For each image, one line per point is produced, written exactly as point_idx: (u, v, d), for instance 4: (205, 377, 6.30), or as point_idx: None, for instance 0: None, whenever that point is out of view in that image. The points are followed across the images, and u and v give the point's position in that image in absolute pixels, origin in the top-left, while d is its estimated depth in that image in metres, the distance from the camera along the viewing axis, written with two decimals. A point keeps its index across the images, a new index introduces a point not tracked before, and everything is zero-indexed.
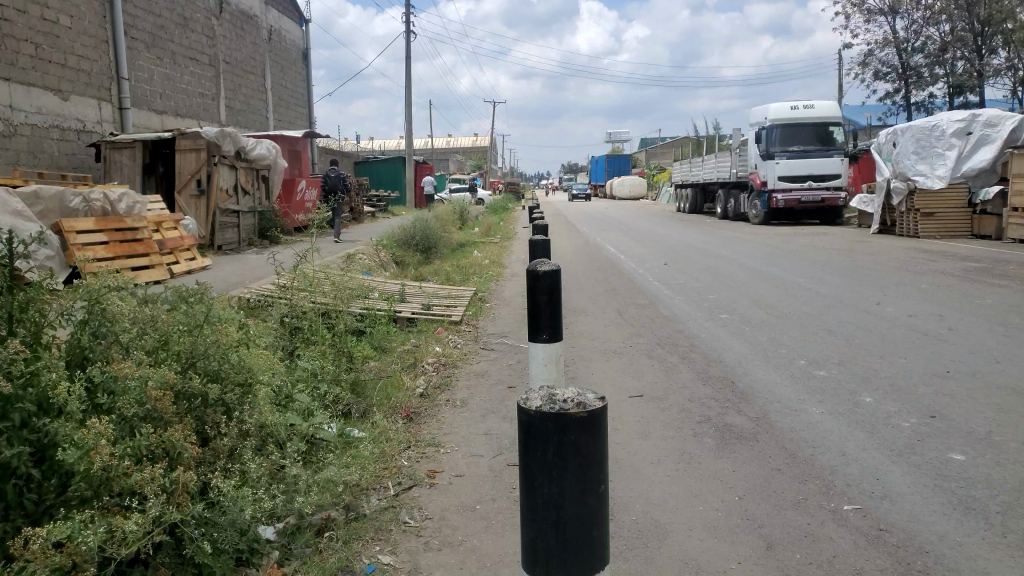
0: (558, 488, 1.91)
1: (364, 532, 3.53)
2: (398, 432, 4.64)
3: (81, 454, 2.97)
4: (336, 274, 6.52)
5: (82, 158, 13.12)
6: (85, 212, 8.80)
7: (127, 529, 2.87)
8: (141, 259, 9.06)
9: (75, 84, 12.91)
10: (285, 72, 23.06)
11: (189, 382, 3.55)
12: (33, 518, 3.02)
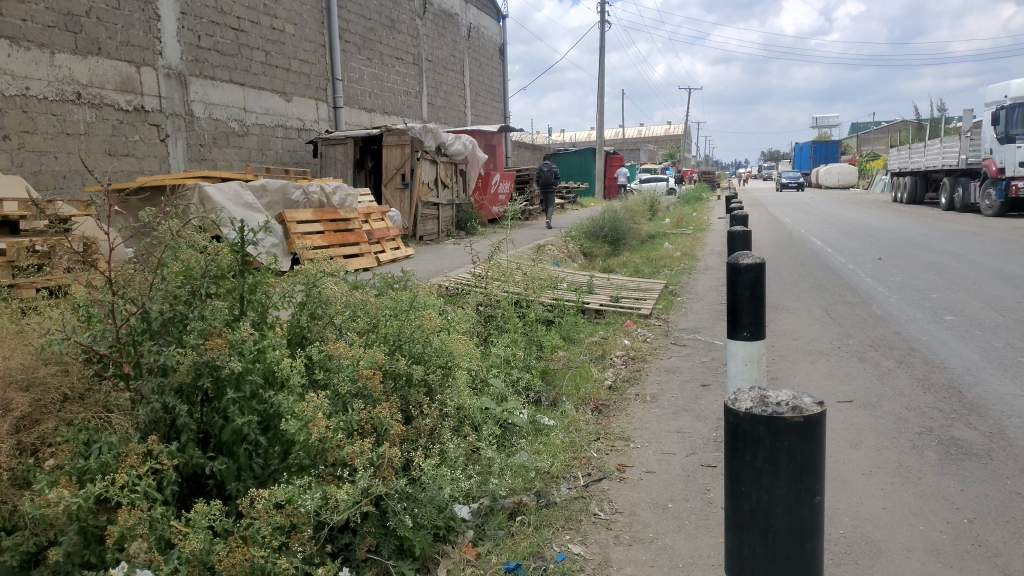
0: (768, 495, 1.80)
1: (555, 520, 3.56)
2: (588, 423, 4.64)
3: (301, 425, 3.24)
4: (528, 265, 6.65)
5: (301, 154, 14.38)
6: (304, 203, 9.55)
7: (339, 497, 3.09)
8: (351, 248, 9.77)
9: (297, 86, 14.15)
10: (483, 68, 23.88)
11: (396, 363, 3.77)
12: (261, 480, 3.35)
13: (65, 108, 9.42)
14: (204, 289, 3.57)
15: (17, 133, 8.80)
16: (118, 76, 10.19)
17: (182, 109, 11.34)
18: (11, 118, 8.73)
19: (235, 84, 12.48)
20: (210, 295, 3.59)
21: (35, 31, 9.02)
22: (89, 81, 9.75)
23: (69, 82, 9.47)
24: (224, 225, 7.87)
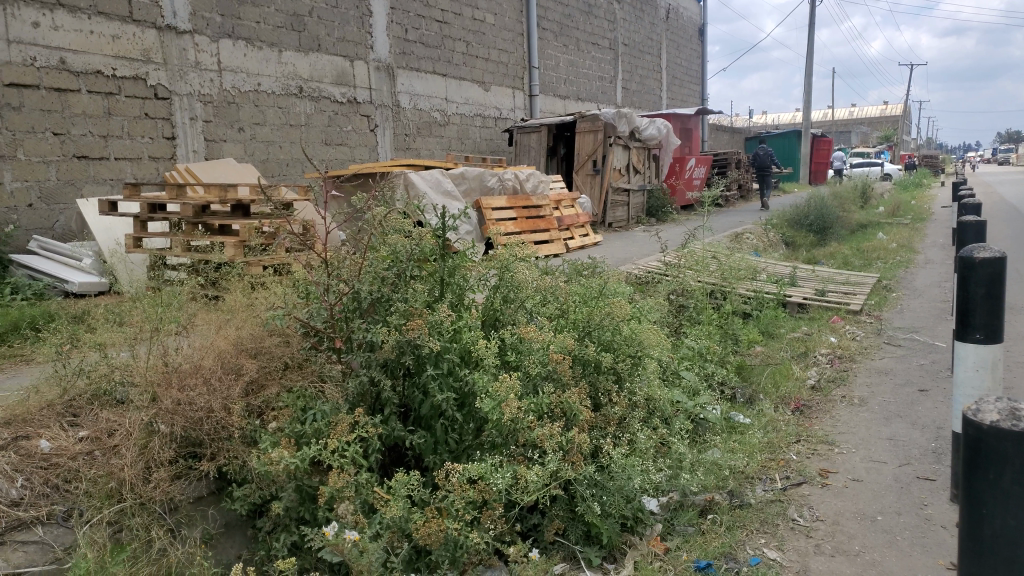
0: (1015, 520, 1.58)
1: (749, 522, 3.40)
2: (787, 424, 4.38)
3: (494, 405, 3.31)
4: (726, 254, 6.39)
5: (496, 142, 14.81)
6: (499, 190, 9.81)
7: (529, 478, 3.14)
8: (542, 235, 9.93)
9: (495, 75, 14.56)
10: (681, 50, 23.25)
11: (586, 349, 3.76)
12: (455, 455, 3.48)
13: (290, 101, 10.32)
14: (407, 271, 3.75)
15: (250, 125, 9.76)
16: (335, 70, 10.99)
17: (390, 100, 12.05)
18: (245, 111, 9.69)
19: (437, 75, 13.06)
20: (413, 276, 3.76)
21: (266, 31, 9.93)
22: (310, 76, 10.60)
23: (293, 77, 10.35)
24: (426, 212, 8.27)
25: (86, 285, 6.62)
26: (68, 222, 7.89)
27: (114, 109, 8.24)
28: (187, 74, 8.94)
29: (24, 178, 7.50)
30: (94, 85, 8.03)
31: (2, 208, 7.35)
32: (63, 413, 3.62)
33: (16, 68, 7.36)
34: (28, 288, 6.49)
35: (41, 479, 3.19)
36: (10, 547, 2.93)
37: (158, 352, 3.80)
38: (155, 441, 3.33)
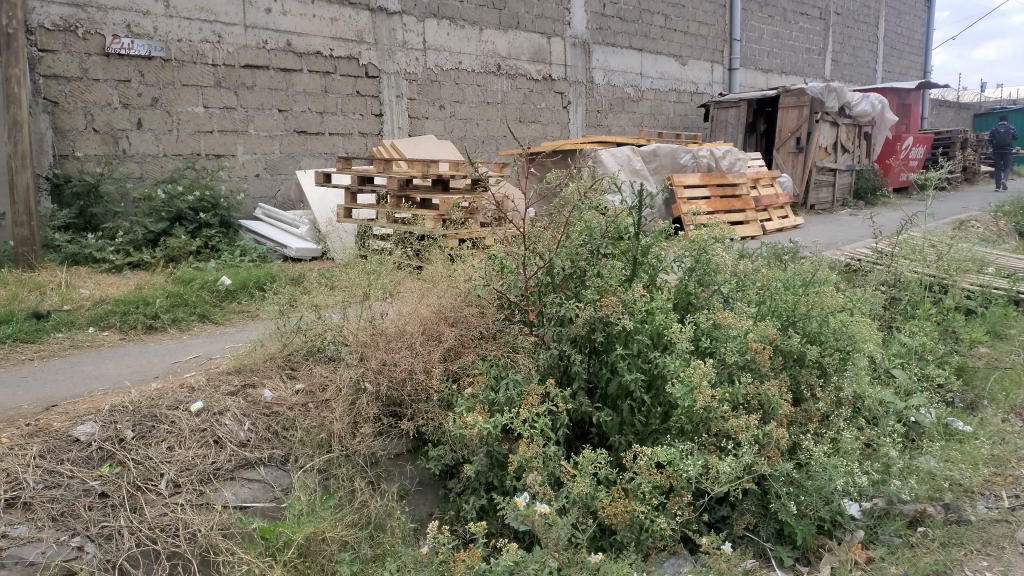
0: None
1: (967, 540, 3.10)
2: (1017, 437, 3.93)
3: (686, 391, 3.20)
4: (950, 242, 5.80)
5: (690, 118, 14.38)
6: (693, 167, 9.51)
7: (720, 469, 3.02)
8: (736, 215, 9.56)
9: (692, 49, 14.09)
10: (902, 18, 21.24)
11: (790, 340, 3.56)
12: (641, 437, 3.45)
13: (488, 79, 10.60)
14: (601, 248, 3.71)
15: (450, 102, 10.14)
16: (532, 47, 11.14)
17: (584, 77, 12.04)
18: (446, 89, 10.08)
19: (634, 50, 12.85)
20: (607, 254, 3.73)
21: (469, 10, 10.21)
22: (508, 53, 10.81)
23: (492, 55, 10.60)
24: (621, 188, 8.22)
25: (301, 251, 7.29)
26: (288, 191, 8.64)
27: (330, 87, 8.85)
28: (395, 53, 9.42)
29: (254, 150, 8.28)
30: (314, 65, 8.66)
31: (236, 177, 8.19)
32: (283, 366, 4.01)
33: (250, 51, 8.11)
34: (255, 250, 7.20)
35: (264, 425, 3.54)
36: (239, 482, 3.26)
37: (367, 316, 4.09)
38: (363, 398, 3.61)
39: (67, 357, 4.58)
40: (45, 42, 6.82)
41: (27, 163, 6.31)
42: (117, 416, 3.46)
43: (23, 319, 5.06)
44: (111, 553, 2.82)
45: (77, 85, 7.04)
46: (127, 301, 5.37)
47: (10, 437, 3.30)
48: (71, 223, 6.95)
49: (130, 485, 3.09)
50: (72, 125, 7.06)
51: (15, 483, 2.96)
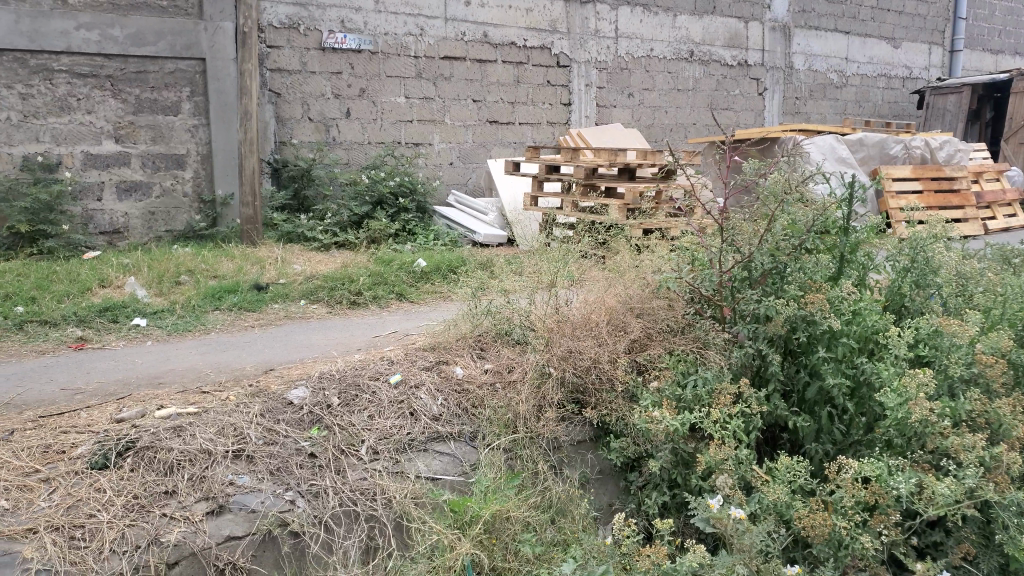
0: None
1: None
2: None
3: (900, 402, 2.95)
4: None
5: (902, 106, 13.26)
6: (903, 159, 8.78)
7: (938, 489, 2.75)
8: (953, 211, 8.73)
9: (908, 30, 12.96)
10: None
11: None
12: (840, 447, 3.24)
13: (680, 66, 10.35)
14: (806, 243, 3.45)
15: (639, 90, 10.01)
16: (728, 32, 10.74)
17: (783, 62, 11.44)
18: (637, 77, 9.96)
19: (840, 33, 12.03)
20: (812, 249, 3.48)
21: None
22: (702, 40, 10.49)
23: (686, 41, 10.33)
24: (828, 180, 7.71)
25: (489, 237, 7.58)
26: (478, 178, 8.92)
27: (522, 77, 9.02)
28: (587, 42, 9.43)
29: (448, 140, 8.63)
30: (508, 56, 8.86)
31: (432, 165, 8.58)
32: (474, 345, 4.15)
33: (449, 42, 8.43)
34: (446, 236, 7.51)
35: (455, 401, 3.68)
36: (431, 454, 3.40)
37: (553, 302, 4.13)
38: (549, 383, 3.64)
39: (282, 326, 5.02)
40: (272, 39, 7.48)
41: (254, 148, 7.04)
42: (325, 382, 3.74)
43: (247, 290, 5.60)
44: (318, 509, 3.04)
45: (296, 78, 7.66)
46: (334, 277, 5.78)
47: (237, 394, 3.68)
48: (287, 205, 7.61)
49: (335, 448, 3.32)
50: (291, 114, 7.70)
51: (240, 437, 3.29)
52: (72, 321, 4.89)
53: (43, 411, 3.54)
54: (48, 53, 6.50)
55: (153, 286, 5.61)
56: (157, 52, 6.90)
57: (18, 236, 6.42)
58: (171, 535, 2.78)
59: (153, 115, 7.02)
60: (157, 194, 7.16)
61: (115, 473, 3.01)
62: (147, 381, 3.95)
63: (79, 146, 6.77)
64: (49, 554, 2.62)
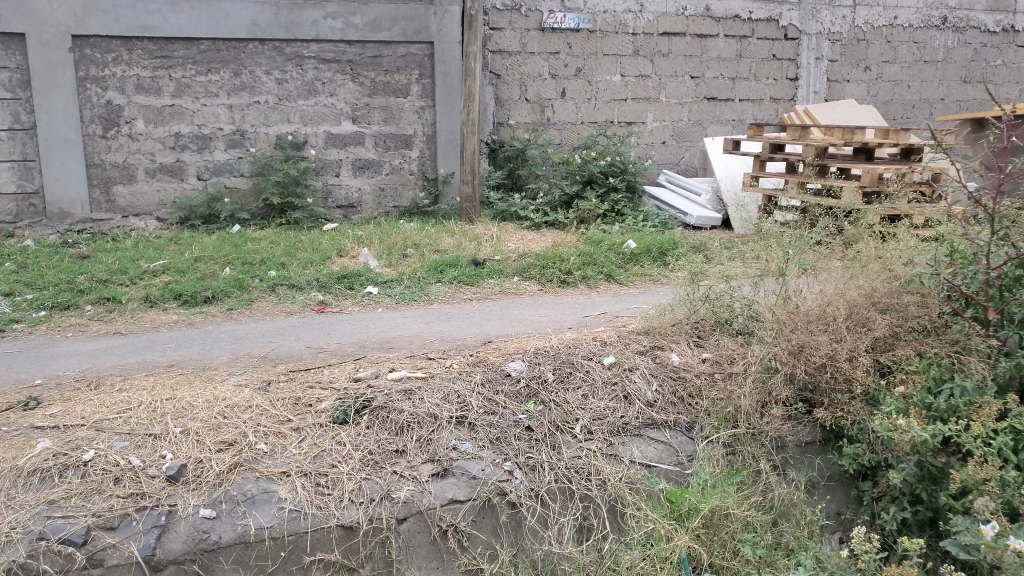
0: None
1: None
2: None
3: None
4: None
5: None
6: None
7: None
8: None
9: None
10: None
11: None
12: None
13: (928, 35, 9.32)
14: None
15: (878, 63, 9.18)
16: None
17: None
18: (875, 49, 9.13)
19: None
20: None
21: None
22: (956, 5, 9.38)
23: (937, 8, 9.29)
24: None
25: (701, 220, 7.37)
26: (692, 158, 8.66)
27: (745, 52, 8.58)
28: (820, 13, 8.77)
29: (664, 118, 8.43)
30: (731, 30, 8.44)
31: (645, 144, 8.44)
32: (691, 332, 4.02)
33: (670, 18, 8.20)
34: (657, 217, 7.36)
35: (671, 388, 3.58)
36: (645, 440, 3.34)
37: (782, 292, 3.87)
38: (775, 379, 3.45)
39: (498, 300, 5.17)
40: (495, 21, 7.69)
41: (475, 129, 7.30)
42: (542, 357, 3.80)
43: (466, 265, 5.84)
44: (535, 483, 3.10)
45: (516, 59, 7.83)
46: (547, 256, 5.86)
47: (458, 363, 3.84)
48: (502, 184, 7.86)
49: (551, 424, 3.36)
50: (510, 95, 7.89)
51: (463, 404, 3.43)
52: (315, 286, 5.36)
53: (292, 365, 3.91)
54: (300, 41, 7.14)
55: (384, 257, 6.01)
56: (391, 38, 7.34)
57: (271, 208, 7.15)
58: (401, 493, 2.97)
59: (386, 97, 7.49)
60: (387, 171, 7.65)
61: (353, 429, 3.24)
62: (378, 344, 4.24)
63: (322, 127, 7.38)
64: (299, 497, 2.89)
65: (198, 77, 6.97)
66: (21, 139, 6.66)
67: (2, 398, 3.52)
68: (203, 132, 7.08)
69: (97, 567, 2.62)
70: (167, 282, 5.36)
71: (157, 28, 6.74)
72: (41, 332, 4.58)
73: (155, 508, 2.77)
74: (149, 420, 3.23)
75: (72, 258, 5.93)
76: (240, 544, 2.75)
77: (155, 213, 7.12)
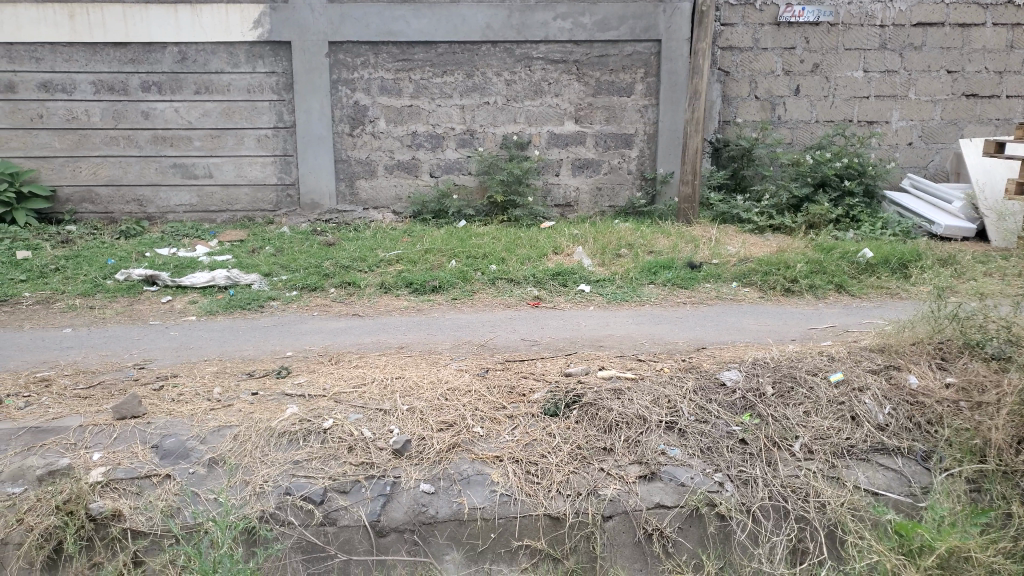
0: None
1: None
2: None
3: None
4: None
5: None
6: None
7: None
8: None
9: None
10: None
11: None
12: None
13: None
14: None
15: None
16: None
17: None
18: None
19: None
20: None
21: None
22: None
23: None
24: None
25: (951, 229, 6.67)
26: (944, 161, 7.83)
27: (1019, 41, 7.57)
28: None
29: (911, 117, 7.70)
30: (1002, 16, 7.49)
31: (887, 145, 7.77)
32: (933, 354, 3.64)
33: (926, 7, 7.45)
34: (898, 225, 6.76)
35: (907, 413, 3.29)
36: (874, 466, 3.10)
37: None
38: None
39: (713, 306, 5.03)
40: (726, 17, 7.45)
41: (698, 128, 7.12)
42: (759, 369, 3.63)
43: (681, 267, 5.74)
44: (747, 498, 2.99)
45: (747, 55, 7.54)
46: (770, 261, 5.60)
47: (670, 367, 3.78)
48: (724, 184, 7.63)
49: (767, 439, 3.21)
50: (738, 93, 7.62)
51: (673, 409, 3.37)
52: (531, 281, 5.55)
53: (508, 355, 4.09)
54: (530, 43, 7.40)
55: (597, 256, 6.07)
56: (618, 37, 7.37)
57: (493, 205, 7.50)
58: (608, 490, 3.00)
59: (609, 96, 7.54)
60: (605, 171, 7.71)
61: (563, 422, 3.32)
62: (590, 342, 4.29)
63: (546, 127, 7.60)
64: (511, 483, 3.02)
65: (435, 80, 7.46)
66: (284, 137, 7.54)
67: (261, 365, 4.03)
68: (437, 132, 7.58)
69: (332, 525, 2.93)
70: (399, 270, 5.82)
71: (402, 35, 7.30)
72: (293, 308, 5.17)
73: (382, 478, 3.03)
74: (381, 395, 3.53)
75: (321, 245, 6.62)
76: (455, 520, 2.93)
77: (392, 206, 7.76)
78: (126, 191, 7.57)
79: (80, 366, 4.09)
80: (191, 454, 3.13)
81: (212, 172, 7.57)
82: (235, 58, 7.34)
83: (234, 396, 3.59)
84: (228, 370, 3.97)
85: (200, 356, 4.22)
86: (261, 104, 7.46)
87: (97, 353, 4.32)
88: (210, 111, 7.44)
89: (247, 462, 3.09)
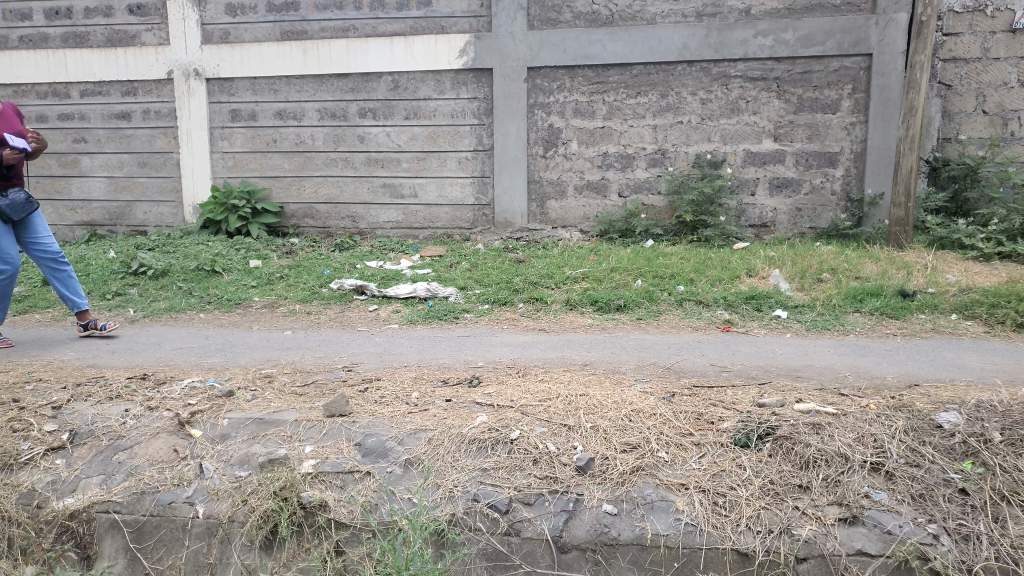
0: None
1: None
2: None
3: None
4: None
5: None
6: None
7: None
8: None
9: None
10: None
11: None
12: None
13: None
14: None
15: None
16: None
17: None
18: None
19: None
20: None
21: None
22: None
23: None
24: None
25: None
26: None
27: None
28: None
29: None
30: None
31: None
32: None
33: None
34: None
35: None
36: None
37: None
38: None
39: (928, 339, 4.60)
40: (951, 25, 6.89)
41: (914, 146, 6.57)
42: (985, 414, 3.26)
43: (891, 295, 5.31)
44: (967, 556, 2.70)
45: (974, 66, 6.88)
46: (998, 293, 5.03)
47: (877, 404, 3.49)
48: (943, 207, 6.98)
49: (995, 491, 2.88)
50: (962, 107, 6.97)
51: (881, 450, 3.11)
52: (721, 304, 5.38)
53: (695, 380, 3.99)
54: (728, 61, 7.21)
55: (796, 280, 5.78)
56: (824, 52, 6.99)
57: (683, 224, 7.37)
58: (803, 531, 2.83)
59: (813, 113, 7.16)
60: (806, 191, 7.32)
61: (755, 454, 3.18)
62: (786, 371, 4.09)
63: (742, 145, 7.35)
64: (697, 513, 2.93)
65: (628, 101, 7.48)
66: (482, 159, 7.89)
67: (455, 373, 4.24)
68: (628, 152, 7.58)
69: (516, 535, 2.99)
70: (585, 288, 5.88)
71: (597, 58, 7.40)
72: (485, 321, 5.38)
73: (565, 493, 3.07)
74: (565, 411, 3.58)
75: (512, 262, 6.84)
76: (637, 545, 2.89)
77: (581, 225, 7.85)
78: (342, 209, 8.28)
79: (298, 365, 4.53)
80: (390, 454, 3.35)
81: (417, 192, 8.08)
82: (442, 86, 7.81)
83: (431, 402, 3.80)
84: (427, 376, 4.22)
85: (401, 362, 4.52)
86: (463, 128, 7.86)
87: (312, 354, 4.75)
88: (418, 135, 7.96)
89: (439, 465, 3.26)
